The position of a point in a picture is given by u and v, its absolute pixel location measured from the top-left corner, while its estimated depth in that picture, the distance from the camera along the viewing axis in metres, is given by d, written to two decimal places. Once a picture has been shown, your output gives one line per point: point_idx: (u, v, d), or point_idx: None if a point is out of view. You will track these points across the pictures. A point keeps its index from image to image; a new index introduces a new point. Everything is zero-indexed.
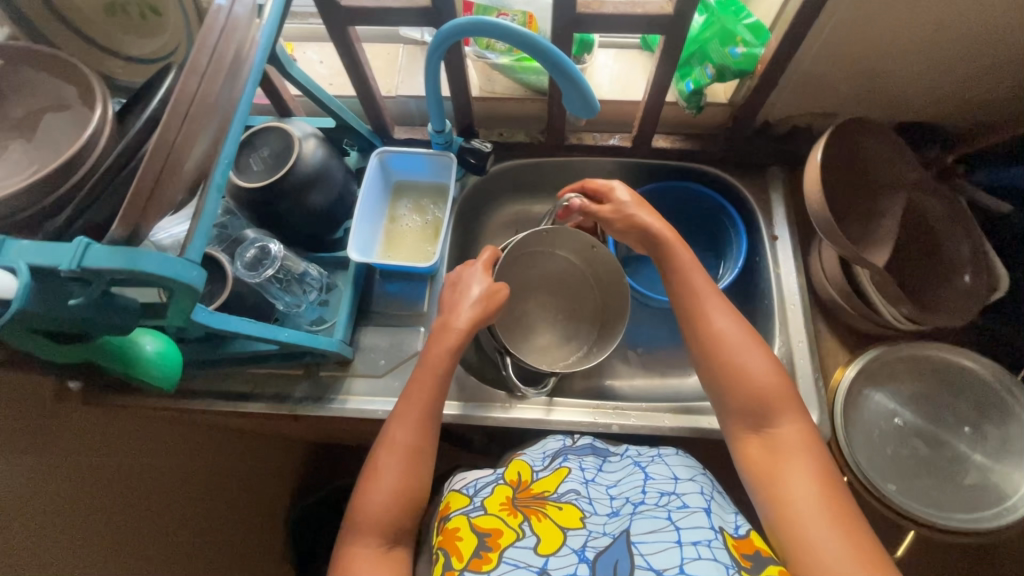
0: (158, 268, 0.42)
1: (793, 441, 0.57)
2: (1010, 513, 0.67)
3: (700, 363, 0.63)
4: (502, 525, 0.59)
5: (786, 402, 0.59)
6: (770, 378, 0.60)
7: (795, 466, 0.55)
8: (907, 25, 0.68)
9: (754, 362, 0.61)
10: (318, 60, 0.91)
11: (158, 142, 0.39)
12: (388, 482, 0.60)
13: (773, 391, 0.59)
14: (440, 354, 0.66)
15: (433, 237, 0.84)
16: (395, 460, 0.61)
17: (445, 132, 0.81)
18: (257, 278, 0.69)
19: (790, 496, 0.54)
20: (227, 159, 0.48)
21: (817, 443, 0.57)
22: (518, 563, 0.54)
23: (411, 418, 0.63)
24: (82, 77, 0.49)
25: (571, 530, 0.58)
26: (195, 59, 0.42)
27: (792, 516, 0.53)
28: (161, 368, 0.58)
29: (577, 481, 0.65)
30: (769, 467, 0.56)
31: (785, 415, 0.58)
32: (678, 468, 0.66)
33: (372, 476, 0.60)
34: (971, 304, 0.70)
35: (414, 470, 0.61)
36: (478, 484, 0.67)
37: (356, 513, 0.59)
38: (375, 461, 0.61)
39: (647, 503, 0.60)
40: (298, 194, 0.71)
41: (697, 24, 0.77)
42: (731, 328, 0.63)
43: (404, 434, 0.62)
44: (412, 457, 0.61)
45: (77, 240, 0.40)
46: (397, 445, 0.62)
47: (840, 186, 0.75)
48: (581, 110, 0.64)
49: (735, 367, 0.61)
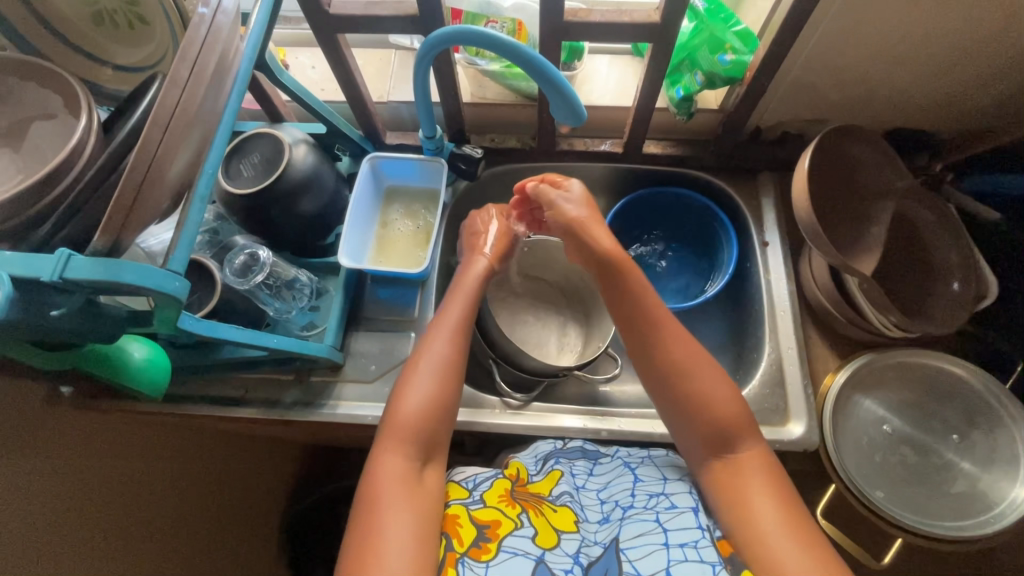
0: (139, 278, 0.42)
1: (753, 464, 0.57)
2: (997, 522, 0.67)
3: (659, 392, 0.62)
4: (501, 516, 0.59)
5: (747, 426, 0.59)
6: (732, 407, 0.59)
7: (755, 487, 0.56)
8: (894, 32, 0.68)
9: (715, 389, 0.60)
10: (309, 66, 0.91)
11: (139, 153, 0.40)
12: (422, 397, 0.61)
13: (735, 418, 0.59)
14: (469, 283, 0.71)
15: (424, 242, 0.85)
16: (427, 377, 0.62)
17: (436, 138, 0.81)
18: (245, 284, 0.68)
19: (753, 513, 0.54)
20: (211, 169, 0.48)
21: (776, 465, 0.58)
22: (517, 551, 0.56)
23: (445, 329, 0.66)
24: (69, 87, 0.49)
25: (565, 534, 0.58)
26: (175, 71, 0.42)
27: (754, 533, 0.53)
28: (150, 374, 0.58)
29: (569, 485, 0.66)
30: (734, 492, 0.56)
31: (746, 440, 0.58)
32: (667, 469, 0.66)
33: (406, 389, 0.62)
34: (958, 313, 0.70)
35: (447, 386, 0.63)
36: (478, 478, 0.65)
37: (386, 427, 0.60)
38: (404, 384, 0.63)
39: (636, 506, 0.61)
40: (288, 200, 0.71)
41: (686, 31, 0.77)
42: (687, 354, 0.62)
43: (440, 348, 0.64)
44: (446, 367, 0.63)
45: (57, 252, 0.40)
46: (434, 354, 0.64)
47: (828, 193, 0.75)
48: (567, 118, 0.64)
49: (698, 394, 0.60)
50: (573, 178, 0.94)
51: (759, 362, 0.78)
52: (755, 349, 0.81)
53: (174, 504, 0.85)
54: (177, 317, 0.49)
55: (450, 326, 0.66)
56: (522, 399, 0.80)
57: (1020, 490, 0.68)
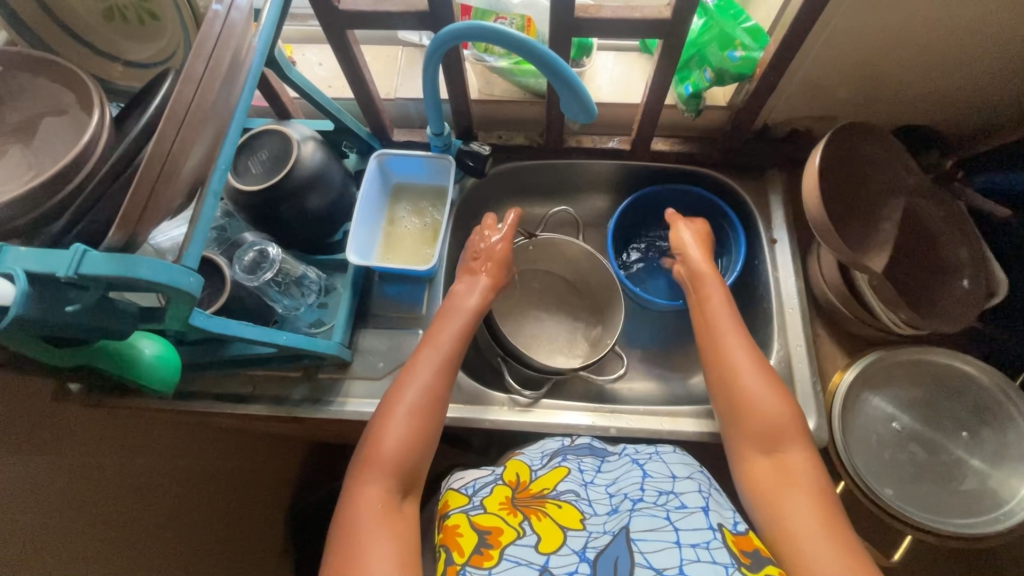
0: (153, 274, 0.42)
1: (797, 467, 0.58)
2: (1008, 519, 0.67)
3: (720, 400, 0.65)
4: (502, 524, 0.59)
5: (793, 430, 0.60)
6: (781, 411, 0.61)
7: (795, 492, 0.56)
8: (905, 29, 0.68)
9: (764, 395, 0.62)
10: (316, 62, 0.91)
11: (154, 148, 0.40)
12: (403, 426, 0.60)
13: (781, 421, 0.60)
14: (462, 308, 0.71)
15: (432, 240, 0.84)
16: (409, 407, 0.61)
17: (444, 135, 0.81)
18: (255, 281, 0.69)
19: (786, 516, 0.54)
20: (223, 165, 0.48)
21: (821, 472, 0.58)
22: (519, 560, 0.54)
23: (433, 355, 0.66)
24: (82, 82, 0.49)
25: (571, 531, 0.58)
26: (190, 66, 0.42)
27: (787, 532, 0.53)
28: (162, 370, 0.59)
29: (576, 482, 0.66)
30: (773, 492, 0.57)
31: (792, 443, 0.59)
32: (676, 466, 0.66)
33: (389, 413, 0.61)
34: (969, 309, 0.70)
35: (428, 415, 0.61)
36: (477, 484, 0.66)
37: (365, 457, 0.58)
38: (383, 414, 0.61)
39: (645, 501, 0.60)
40: (296, 197, 0.71)
41: (695, 27, 0.77)
42: (741, 361, 0.65)
43: (427, 375, 0.64)
44: (431, 393, 0.63)
45: (72, 248, 0.39)
46: (416, 383, 0.63)
47: (838, 190, 0.75)
48: (578, 114, 0.64)
49: (742, 400, 0.63)
50: (580, 175, 0.93)
51: (767, 360, 0.78)
52: (763, 347, 0.81)
53: (182, 500, 0.86)
54: (189, 314, 0.49)
55: (436, 355, 0.66)
56: (531, 397, 0.80)
57: None
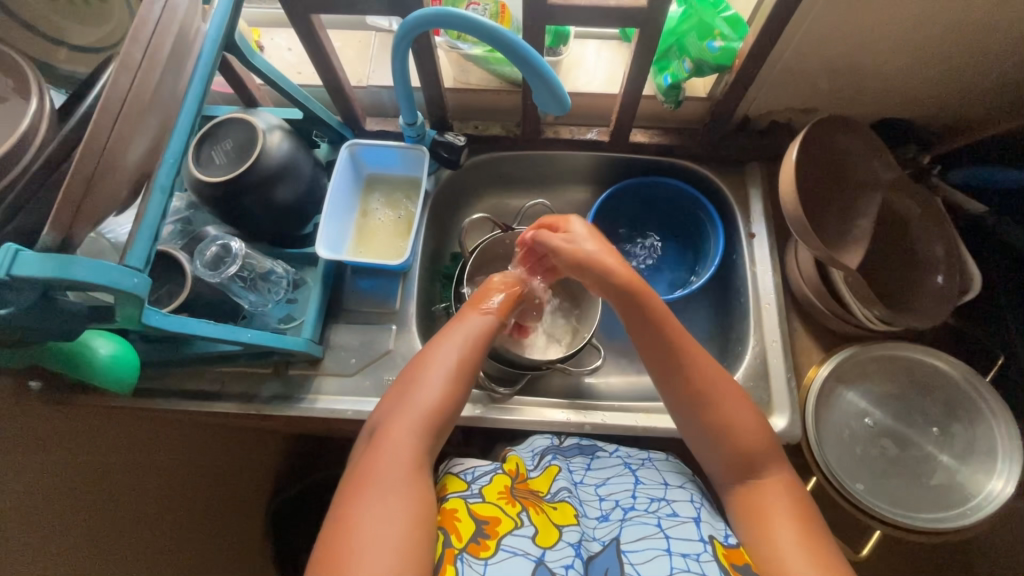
0: (90, 274, 0.39)
1: (777, 492, 0.57)
2: (975, 513, 0.68)
3: (690, 424, 0.61)
4: (500, 515, 0.58)
5: (772, 456, 0.59)
6: (760, 439, 0.59)
7: (781, 523, 0.55)
8: (885, 21, 0.67)
9: (745, 421, 0.60)
10: (285, 47, 0.87)
11: (89, 142, 0.38)
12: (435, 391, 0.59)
13: (762, 449, 0.59)
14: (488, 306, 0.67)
15: (405, 233, 0.82)
16: (443, 373, 0.60)
17: (417, 125, 0.78)
18: (218, 277, 0.66)
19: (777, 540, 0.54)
20: (172, 158, 0.46)
21: (802, 494, 0.58)
22: (516, 551, 0.54)
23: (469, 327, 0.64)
24: (18, 68, 0.46)
25: (566, 527, 0.58)
26: (127, 54, 0.40)
27: (775, 556, 0.53)
28: (116, 372, 0.57)
29: (567, 481, 0.66)
30: (758, 518, 0.56)
31: (770, 467, 0.58)
32: (668, 474, 0.66)
33: (423, 370, 0.61)
34: (941, 306, 0.70)
35: (462, 378, 0.61)
36: (477, 472, 0.64)
37: (396, 414, 0.58)
38: (413, 376, 0.61)
39: (636, 509, 0.62)
40: (262, 189, 0.68)
41: (674, 16, 0.75)
42: (716, 381, 0.60)
43: (463, 341, 0.63)
44: (469, 358, 0.62)
45: (4, 247, 0.37)
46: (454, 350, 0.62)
47: (815, 184, 0.74)
48: (551, 106, 0.61)
49: (723, 424, 0.59)
50: (558, 167, 0.92)
51: (743, 355, 0.78)
52: (739, 342, 0.80)
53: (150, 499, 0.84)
54: (141, 314, 0.46)
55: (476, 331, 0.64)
56: (505, 393, 0.78)
57: (997, 482, 0.69)
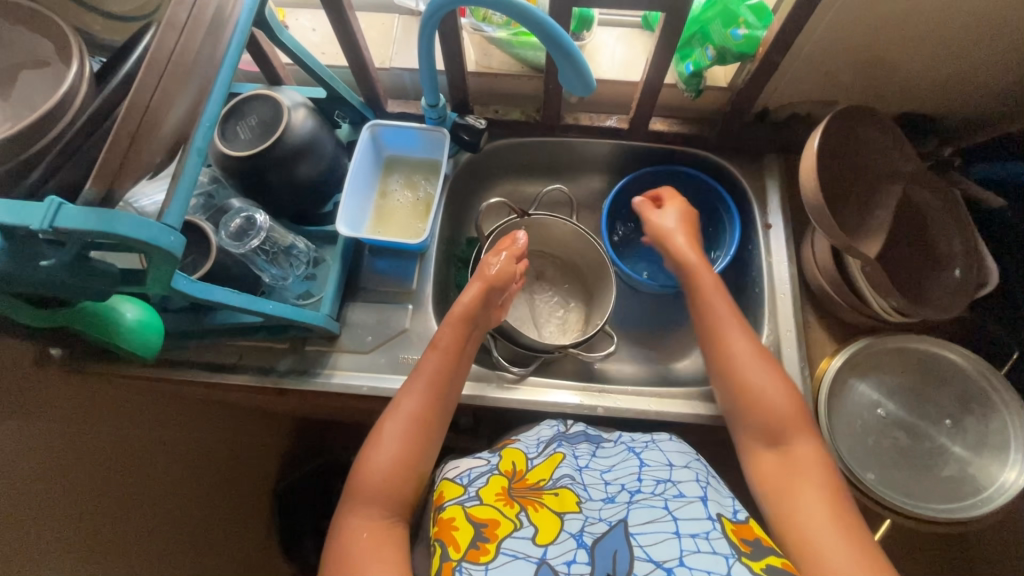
0: (133, 230, 0.40)
1: (806, 458, 0.59)
2: (986, 504, 0.68)
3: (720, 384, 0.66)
4: (498, 516, 0.58)
5: (800, 423, 0.61)
6: (783, 395, 0.62)
7: (802, 483, 0.57)
8: (911, 11, 0.67)
9: (769, 387, 0.63)
10: (310, 28, 0.88)
11: (133, 98, 0.40)
12: (387, 464, 0.59)
13: (789, 416, 0.61)
14: (447, 337, 0.68)
15: (424, 215, 0.83)
16: (392, 441, 0.60)
17: (439, 107, 0.79)
18: (242, 249, 0.68)
19: (794, 505, 0.55)
20: (209, 122, 0.47)
21: (831, 463, 0.59)
22: (517, 553, 0.54)
23: (416, 385, 0.64)
24: (60, 31, 0.47)
25: (568, 515, 0.58)
26: (173, 13, 0.42)
27: (790, 515, 0.55)
28: (142, 337, 0.58)
29: (570, 467, 0.66)
30: (780, 478, 0.58)
31: (797, 437, 0.60)
32: (672, 455, 0.67)
33: (373, 446, 0.60)
34: (959, 298, 0.70)
35: (414, 444, 0.61)
36: (472, 474, 0.65)
37: (352, 500, 0.57)
38: (364, 454, 0.60)
39: (642, 492, 0.61)
40: (288, 165, 0.69)
41: (699, 4, 0.76)
42: (743, 352, 0.65)
43: (411, 403, 0.63)
44: (418, 423, 0.62)
45: (49, 200, 0.38)
46: (402, 413, 0.62)
47: (836, 175, 0.75)
48: (577, 87, 0.62)
49: (750, 388, 0.63)
50: (576, 154, 0.92)
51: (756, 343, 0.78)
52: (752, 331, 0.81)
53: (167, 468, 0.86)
54: (172, 277, 0.47)
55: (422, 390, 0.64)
56: (520, 372, 0.80)
57: (1010, 474, 0.69)
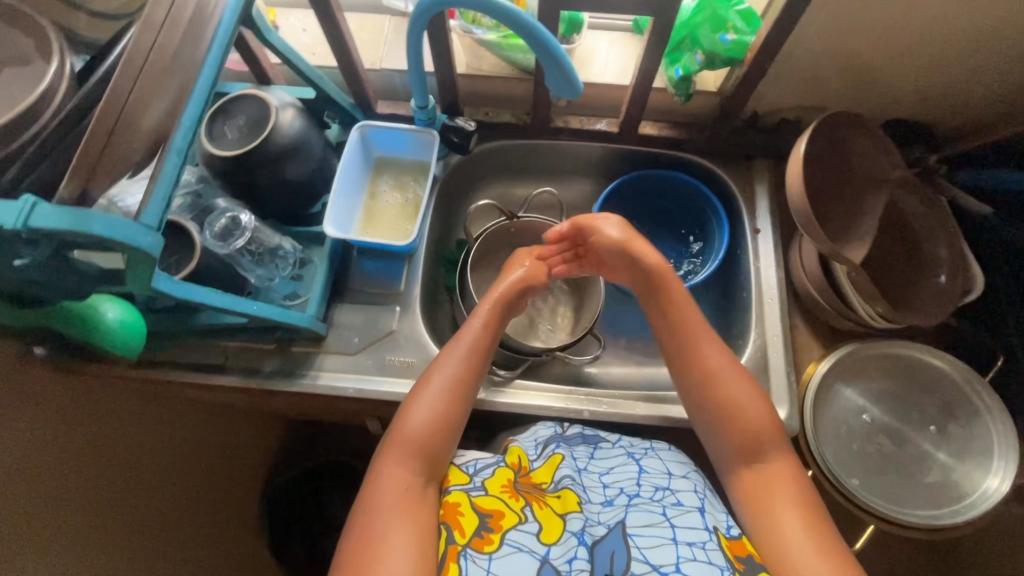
0: (106, 230, 0.40)
1: (783, 474, 0.59)
2: (967, 511, 0.68)
3: (693, 401, 0.65)
4: (503, 508, 0.57)
5: (775, 437, 0.61)
6: (762, 413, 0.62)
7: (782, 503, 0.57)
8: (898, 18, 0.67)
9: (749, 403, 0.62)
10: (300, 28, 0.88)
11: (110, 96, 0.41)
12: (428, 418, 0.61)
13: (767, 428, 0.61)
14: (489, 305, 0.70)
15: (413, 216, 0.83)
16: (435, 396, 0.63)
17: (428, 108, 0.79)
18: (226, 249, 0.68)
19: (779, 524, 0.55)
20: (189, 121, 0.46)
21: (806, 478, 0.60)
22: (520, 546, 0.54)
23: (460, 348, 0.66)
24: (41, 29, 0.46)
25: (570, 515, 0.57)
26: (151, 14, 0.44)
27: (776, 536, 0.55)
28: (122, 336, 0.56)
29: (570, 469, 0.64)
30: (761, 499, 0.58)
31: (774, 454, 0.60)
32: (671, 464, 0.67)
33: (415, 400, 0.63)
34: (943, 305, 0.70)
35: (454, 403, 0.63)
36: (479, 464, 0.64)
37: (391, 446, 0.60)
38: (406, 405, 0.63)
39: (641, 496, 0.61)
40: (274, 165, 0.69)
41: (688, 9, 0.76)
42: (720, 368, 0.64)
43: (453, 366, 0.65)
44: (459, 384, 0.64)
45: (23, 198, 0.38)
46: (446, 372, 0.64)
47: (822, 181, 0.75)
48: (564, 90, 0.62)
49: (730, 407, 0.62)
50: (566, 157, 0.92)
51: (743, 349, 0.78)
52: (740, 336, 0.81)
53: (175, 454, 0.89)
54: (153, 277, 0.47)
55: (467, 352, 0.66)
56: (507, 376, 0.80)
57: (992, 481, 0.69)
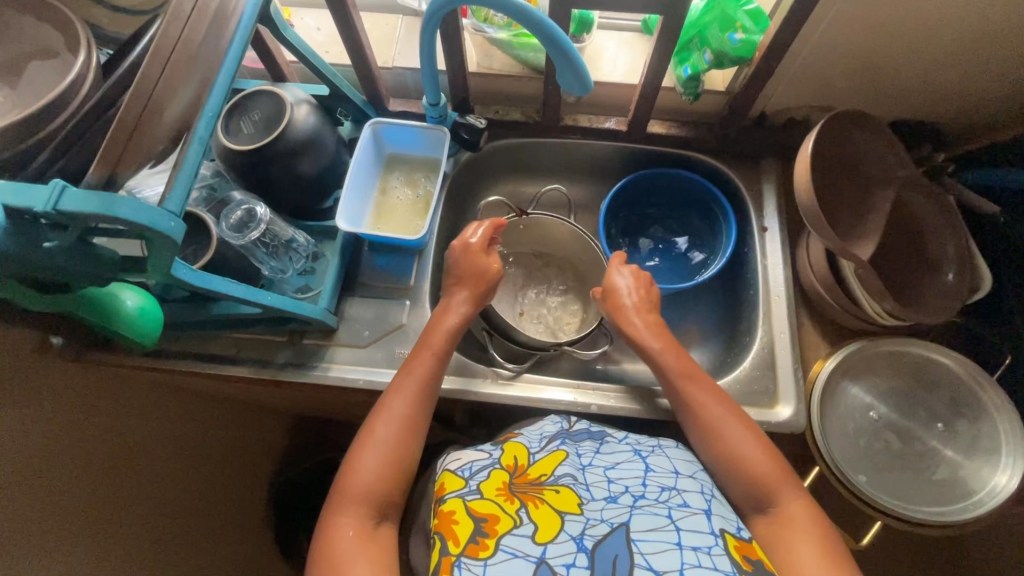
0: (134, 213, 0.41)
1: (798, 514, 0.58)
2: (976, 508, 0.68)
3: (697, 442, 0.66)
4: (499, 512, 0.57)
5: (782, 479, 0.60)
6: (760, 454, 0.62)
7: (797, 539, 0.56)
8: (905, 18, 0.68)
9: (749, 448, 0.63)
10: (314, 27, 0.89)
11: (137, 87, 0.41)
12: (377, 464, 0.58)
13: (766, 470, 0.61)
14: (440, 338, 0.69)
15: (423, 212, 0.84)
16: (383, 441, 0.60)
17: (440, 106, 0.80)
18: (242, 241, 0.69)
19: (794, 557, 0.54)
20: (211, 113, 0.47)
21: (820, 515, 0.58)
22: (516, 552, 0.53)
23: (406, 388, 0.64)
24: (68, 23, 0.48)
25: (568, 516, 0.57)
26: (177, 6, 0.44)
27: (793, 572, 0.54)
28: (141, 324, 0.58)
29: (572, 466, 0.64)
30: (778, 538, 0.57)
31: (781, 493, 0.59)
32: (678, 462, 0.65)
33: (363, 447, 0.60)
34: (951, 302, 0.71)
35: (404, 444, 0.61)
36: (474, 467, 0.65)
37: (339, 499, 0.57)
38: (353, 455, 0.60)
39: (647, 498, 0.59)
40: (289, 159, 0.70)
41: (697, 9, 0.77)
42: (715, 415, 0.66)
43: (400, 406, 0.63)
44: (409, 425, 0.62)
45: (53, 182, 0.39)
46: (394, 414, 0.62)
47: (829, 179, 0.75)
48: (575, 87, 0.63)
49: (730, 450, 0.63)
50: (575, 155, 0.93)
51: (750, 346, 0.79)
52: (747, 333, 0.81)
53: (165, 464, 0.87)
54: (171, 266, 0.48)
55: (412, 393, 0.64)
56: (516, 369, 0.80)
57: (1001, 477, 0.69)
